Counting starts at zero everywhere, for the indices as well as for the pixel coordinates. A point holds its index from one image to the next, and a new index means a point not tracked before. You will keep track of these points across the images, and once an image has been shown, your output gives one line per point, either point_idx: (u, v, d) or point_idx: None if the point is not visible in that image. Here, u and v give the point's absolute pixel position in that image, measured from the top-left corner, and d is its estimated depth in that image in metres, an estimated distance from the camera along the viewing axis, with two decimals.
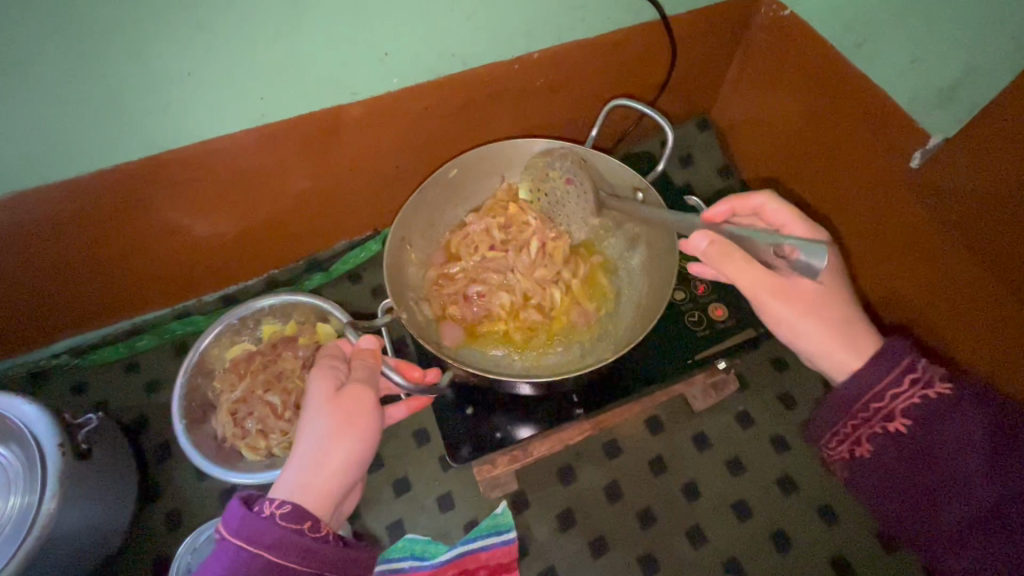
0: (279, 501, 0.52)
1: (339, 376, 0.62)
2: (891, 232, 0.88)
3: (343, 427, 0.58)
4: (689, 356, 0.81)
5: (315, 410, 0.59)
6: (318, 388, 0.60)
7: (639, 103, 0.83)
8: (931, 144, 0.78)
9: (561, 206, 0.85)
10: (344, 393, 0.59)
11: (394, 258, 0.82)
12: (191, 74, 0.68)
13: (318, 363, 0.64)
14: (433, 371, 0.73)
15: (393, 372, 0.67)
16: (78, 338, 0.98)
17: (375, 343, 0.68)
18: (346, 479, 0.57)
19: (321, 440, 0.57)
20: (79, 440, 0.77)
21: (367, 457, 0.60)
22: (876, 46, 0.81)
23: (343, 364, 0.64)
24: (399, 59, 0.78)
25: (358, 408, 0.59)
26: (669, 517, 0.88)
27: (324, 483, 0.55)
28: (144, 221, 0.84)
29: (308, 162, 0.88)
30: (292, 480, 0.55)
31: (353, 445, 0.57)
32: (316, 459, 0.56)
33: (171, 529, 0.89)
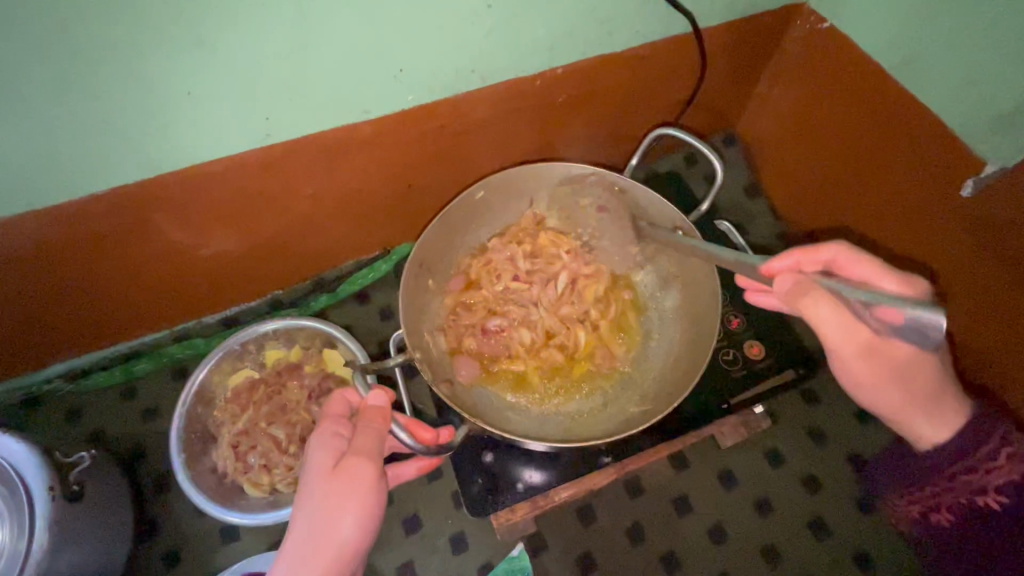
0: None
1: (340, 446, 0.57)
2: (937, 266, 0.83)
3: (342, 506, 0.53)
4: (724, 400, 0.79)
5: (313, 488, 0.54)
6: (317, 462, 0.56)
7: (687, 133, 0.83)
8: (986, 172, 0.73)
9: (596, 238, 0.84)
10: (342, 467, 0.54)
11: (411, 288, 0.77)
12: (191, 94, 0.63)
13: (321, 429, 0.60)
14: (446, 429, 0.68)
15: (402, 433, 0.61)
16: (72, 362, 0.93)
17: (385, 401, 0.61)
18: (348, 566, 0.53)
19: (320, 522, 0.52)
20: (70, 481, 0.72)
21: (372, 536, 0.54)
22: (928, 64, 0.75)
23: (347, 430, 0.60)
24: (415, 75, 0.72)
25: (358, 482, 0.54)
26: (695, 561, 0.83)
27: (322, 572, 0.50)
28: (140, 244, 0.79)
29: (316, 181, 0.82)
30: (290, 571, 0.51)
31: (354, 526, 0.52)
32: (314, 544, 0.51)
33: (168, 568, 0.85)
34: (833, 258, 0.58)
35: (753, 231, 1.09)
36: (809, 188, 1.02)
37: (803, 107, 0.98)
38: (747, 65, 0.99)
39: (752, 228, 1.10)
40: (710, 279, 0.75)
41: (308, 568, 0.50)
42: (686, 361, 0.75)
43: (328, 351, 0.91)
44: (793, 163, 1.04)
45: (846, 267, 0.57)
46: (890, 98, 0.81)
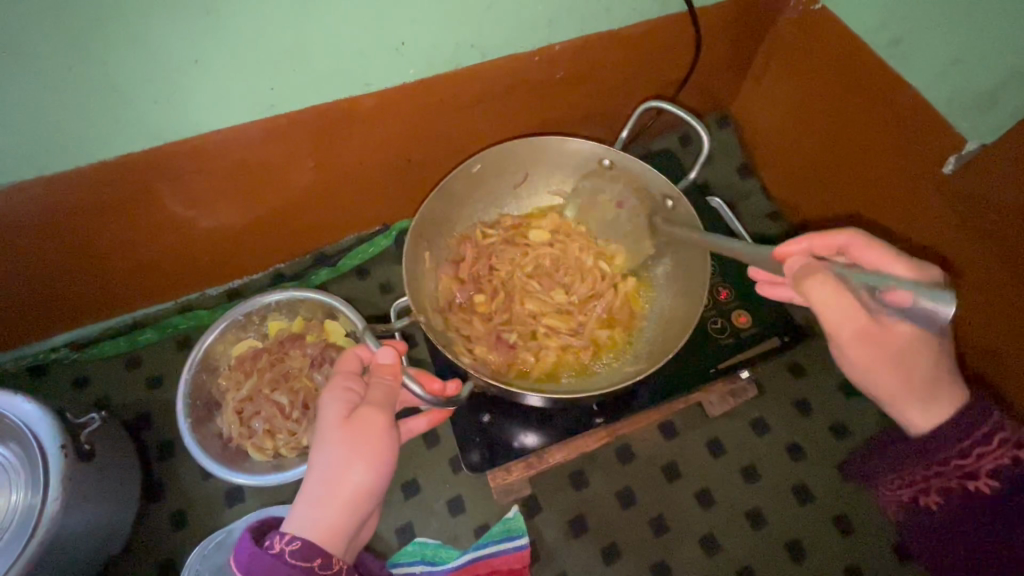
0: (289, 537, 0.53)
1: (352, 399, 0.60)
2: (922, 240, 0.86)
3: (355, 456, 0.56)
4: (713, 365, 0.82)
5: (326, 438, 0.57)
6: (330, 413, 0.59)
7: (671, 104, 0.85)
8: (967, 150, 0.75)
9: (600, 213, 0.88)
10: (355, 420, 0.57)
11: (411, 258, 0.78)
12: (198, 62, 0.64)
13: (333, 383, 0.62)
14: (453, 383, 0.71)
15: (414, 384, 0.64)
16: (78, 331, 0.95)
17: (394, 356, 0.63)
18: (357, 511, 0.57)
19: (333, 470, 0.56)
20: (81, 440, 0.74)
21: (383, 483, 0.58)
22: (913, 44, 0.78)
23: (358, 384, 0.62)
24: (416, 48, 0.74)
25: (371, 434, 0.57)
26: (683, 524, 0.87)
27: (336, 515, 0.55)
28: (146, 213, 0.81)
29: (318, 153, 0.84)
30: (304, 515, 0.55)
31: (365, 475, 0.56)
32: (327, 490, 0.55)
33: (176, 529, 0.88)
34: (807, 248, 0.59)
35: (745, 210, 1.12)
36: (797, 167, 1.05)
37: (794, 88, 1.00)
38: (741, 46, 1.01)
39: (743, 207, 1.13)
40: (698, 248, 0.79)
41: (324, 511, 0.55)
42: (679, 323, 0.78)
43: (329, 321, 0.94)
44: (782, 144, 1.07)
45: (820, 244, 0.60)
46: (877, 78, 0.84)
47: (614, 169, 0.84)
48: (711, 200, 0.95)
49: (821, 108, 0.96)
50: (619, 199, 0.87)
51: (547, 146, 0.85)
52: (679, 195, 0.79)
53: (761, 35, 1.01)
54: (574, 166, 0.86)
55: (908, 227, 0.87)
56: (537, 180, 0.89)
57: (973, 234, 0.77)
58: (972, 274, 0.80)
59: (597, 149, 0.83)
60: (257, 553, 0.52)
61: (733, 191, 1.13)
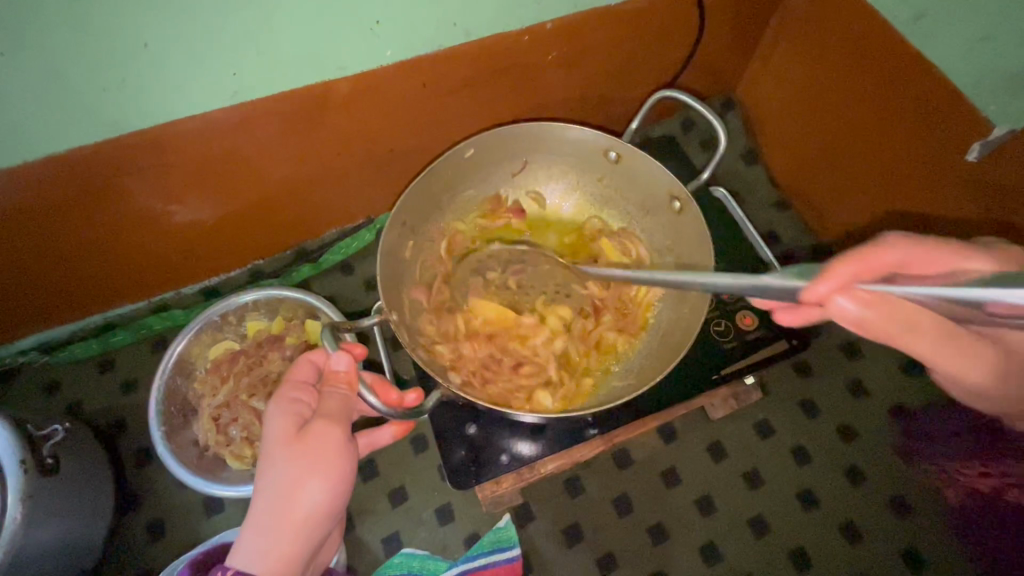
0: (235, 572, 0.49)
1: (301, 414, 0.56)
2: (931, 236, 0.82)
3: (306, 477, 0.52)
4: (715, 370, 0.78)
5: (273, 458, 0.53)
6: (277, 430, 0.55)
7: (685, 95, 0.79)
8: (993, 136, 0.70)
9: (603, 205, 0.83)
10: (307, 439, 0.53)
11: (390, 246, 0.74)
12: (148, 45, 0.58)
13: (279, 394, 0.58)
14: (413, 393, 0.66)
15: (370, 396, 0.59)
16: (46, 333, 0.90)
17: (350, 363, 0.58)
18: (313, 536, 0.53)
19: (283, 494, 0.52)
20: (43, 454, 0.70)
21: (339, 501, 0.55)
22: (940, 19, 0.71)
23: (308, 395, 0.58)
24: (393, 28, 0.68)
25: (324, 452, 0.53)
26: (683, 532, 0.83)
27: (287, 543, 0.52)
28: (106, 210, 0.75)
29: (291, 143, 0.78)
30: (253, 545, 0.51)
31: (318, 497, 0.53)
32: (278, 517, 0.51)
33: (152, 540, 0.84)
34: (864, 309, 0.41)
35: (750, 199, 1.06)
36: (806, 155, 0.99)
37: (806, 71, 0.94)
38: (748, 21, 0.94)
39: (748, 196, 1.07)
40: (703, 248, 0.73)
41: (274, 541, 0.51)
42: (681, 327, 0.73)
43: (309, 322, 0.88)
44: (791, 131, 1.01)
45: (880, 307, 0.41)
46: (897, 57, 0.77)
47: (620, 163, 0.79)
48: (715, 189, 0.89)
49: (834, 90, 0.89)
50: (621, 196, 0.82)
51: (549, 133, 0.79)
52: (687, 196, 0.74)
53: (770, 10, 0.94)
54: (575, 159, 0.81)
55: (916, 221, 0.83)
56: (535, 170, 0.83)
57: (993, 225, 0.73)
58: None
59: (603, 138, 0.78)
60: None
61: (738, 179, 1.08)
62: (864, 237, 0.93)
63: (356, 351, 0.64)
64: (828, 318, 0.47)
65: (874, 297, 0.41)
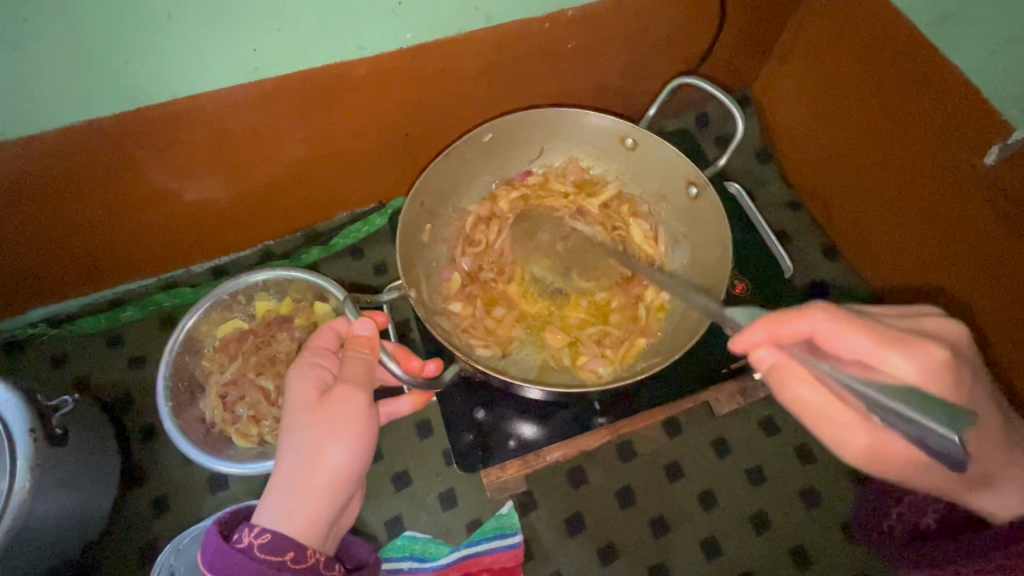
0: (258, 530, 0.50)
1: (321, 378, 0.57)
2: (920, 242, 0.86)
3: (328, 438, 0.53)
4: (724, 365, 0.78)
5: (298, 418, 0.54)
6: (301, 393, 0.55)
7: (705, 83, 0.77)
8: (1012, 139, 0.69)
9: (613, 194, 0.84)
10: (328, 402, 0.54)
11: (409, 226, 0.75)
12: (171, 17, 0.57)
13: (302, 359, 0.59)
14: (434, 363, 0.67)
15: (393, 363, 0.60)
16: (57, 306, 0.91)
17: (372, 329, 0.59)
18: (335, 500, 0.54)
19: (304, 454, 0.53)
20: (52, 425, 0.70)
21: (362, 465, 0.55)
22: (963, 21, 0.70)
23: (328, 361, 0.59)
24: (414, 10, 0.67)
25: (344, 414, 0.54)
26: (683, 526, 0.84)
27: (311, 504, 0.52)
28: (122, 182, 0.75)
29: (308, 122, 0.78)
30: (278, 505, 0.52)
31: (340, 457, 0.53)
32: (303, 477, 0.52)
33: (156, 516, 0.84)
34: (813, 328, 0.44)
35: (761, 197, 1.06)
36: (818, 152, 0.99)
37: (826, 70, 0.93)
38: (767, 18, 0.94)
39: (760, 194, 1.06)
40: (722, 234, 0.73)
41: (296, 501, 0.52)
42: (699, 313, 0.73)
43: (318, 304, 0.89)
44: (801, 129, 1.01)
45: (831, 341, 0.44)
46: (918, 58, 0.77)
47: (636, 150, 0.80)
48: (728, 184, 0.90)
49: (847, 87, 0.90)
50: (636, 184, 0.82)
51: (566, 119, 0.80)
52: (704, 181, 0.74)
53: (790, 7, 0.93)
54: (594, 145, 0.82)
55: (936, 224, 0.82)
56: (551, 158, 0.84)
57: (979, 235, 0.76)
58: (964, 282, 0.81)
59: (620, 123, 0.78)
60: (222, 547, 0.50)
61: (751, 177, 1.07)
62: (868, 237, 0.95)
63: (376, 320, 0.66)
64: (784, 360, 0.45)
65: (834, 317, 0.43)
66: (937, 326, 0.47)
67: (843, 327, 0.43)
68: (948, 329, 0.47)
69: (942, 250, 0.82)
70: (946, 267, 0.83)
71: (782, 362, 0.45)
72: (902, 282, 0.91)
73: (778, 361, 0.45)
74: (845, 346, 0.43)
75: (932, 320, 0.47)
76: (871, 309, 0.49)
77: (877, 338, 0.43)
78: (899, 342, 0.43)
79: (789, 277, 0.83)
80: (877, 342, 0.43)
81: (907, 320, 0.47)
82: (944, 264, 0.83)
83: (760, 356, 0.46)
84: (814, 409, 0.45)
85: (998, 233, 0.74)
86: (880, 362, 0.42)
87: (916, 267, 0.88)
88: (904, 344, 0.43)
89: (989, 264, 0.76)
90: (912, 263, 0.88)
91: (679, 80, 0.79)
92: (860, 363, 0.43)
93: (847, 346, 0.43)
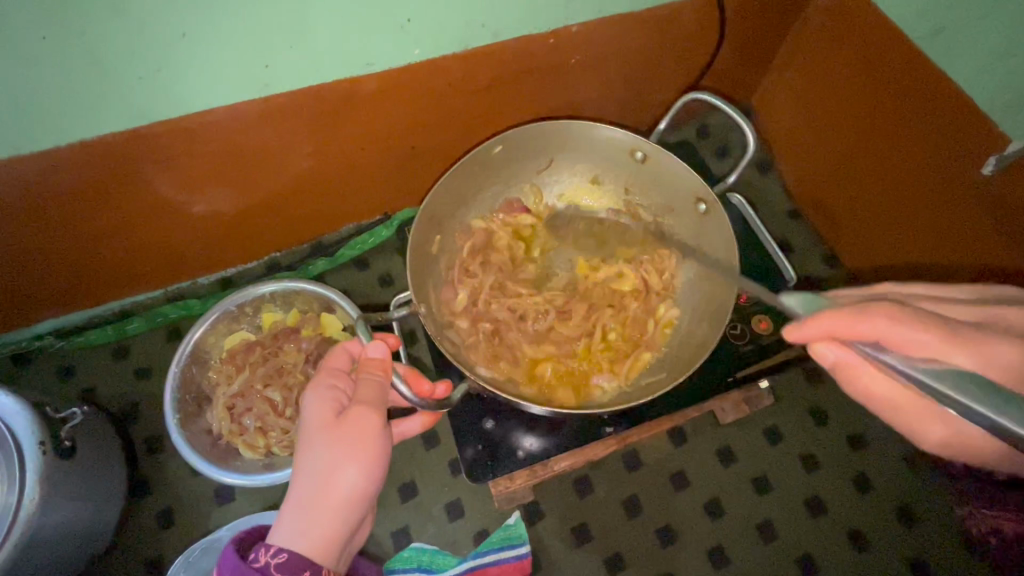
0: (275, 549, 0.50)
1: (338, 400, 0.57)
2: (926, 256, 0.86)
3: (344, 459, 0.53)
4: (730, 373, 0.78)
5: (314, 439, 0.54)
6: (317, 414, 0.56)
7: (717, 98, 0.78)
8: (1009, 151, 0.70)
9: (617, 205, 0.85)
10: (345, 423, 0.54)
11: (420, 237, 0.76)
12: (185, 35, 0.59)
13: (317, 381, 0.59)
14: (444, 384, 0.67)
15: (403, 385, 0.61)
16: (65, 318, 0.91)
17: (385, 351, 0.60)
18: (349, 520, 0.54)
19: (321, 475, 0.53)
20: (62, 437, 0.70)
21: (376, 486, 0.55)
22: (958, 36, 0.72)
23: (344, 383, 0.59)
24: (421, 27, 0.69)
25: (361, 436, 0.54)
26: (690, 535, 0.84)
27: (327, 523, 0.52)
28: (132, 196, 0.76)
29: (316, 136, 0.79)
30: (294, 524, 0.52)
31: (356, 478, 0.53)
32: (318, 497, 0.52)
33: (162, 528, 0.84)
34: (874, 333, 0.43)
35: (762, 207, 1.07)
36: (823, 166, 1.00)
37: (826, 86, 0.94)
38: (766, 33, 0.96)
39: (761, 204, 1.08)
40: (731, 252, 0.74)
41: (312, 520, 0.52)
42: (705, 326, 0.74)
43: (325, 315, 0.89)
44: (805, 144, 1.02)
45: (896, 344, 0.43)
46: (914, 72, 0.78)
47: (647, 163, 0.80)
48: (730, 196, 0.91)
49: (847, 103, 0.91)
50: (646, 195, 0.83)
51: (577, 133, 0.80)
52: (714, 199, 0.75)
53: (789, 21, 0.95)
54: (604, 157, 0.82)
55: (938, 236, 0.83)
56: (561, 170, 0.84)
57: (984, 247, 0.77)
58: (971, 295, 0.81)
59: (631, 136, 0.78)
60: (240, 565, 0.49)
61: (751, 188, 1.09)
62: (873, 251, 0.95)
63: (388, 340, 0.67)
64: (844, 360, 0.50)
65: (891, 319, 0.43)
66: (1012, 316, 0.46)
67: (894, 325, 0.43)
68: (1022, 318, 0.45)
69: (948, 263, 0.83)
70: (951, 280, 0.83)
71: (847, 362, 0.50)
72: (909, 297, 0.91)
73: (840, 357, 0.50)
74: (912, 344, 0.43)
75: (1014, 317, 0.46)
76: (946, 298, 0.49)
77: (940, 335, 0.42)
78: (954, 340, 0.42)
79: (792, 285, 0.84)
80: (931, 341, 0.42)
81: (981, 311, 0.46)
82: (949, 277, 0.83)
83: (821, 352, 0.51)
84: (888, 402, 0.50)
85: (1004, 245, 0.74)
86: (939, 360, 0.42)
87: (921, 281, 0.88)
88: (967, 341, 0.42)
89: (995, 275, 0.77)
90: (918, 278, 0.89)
91: (690, 95, 0.80)
92: (927, 359, 0.42)
93: (907, 341, 0.43)
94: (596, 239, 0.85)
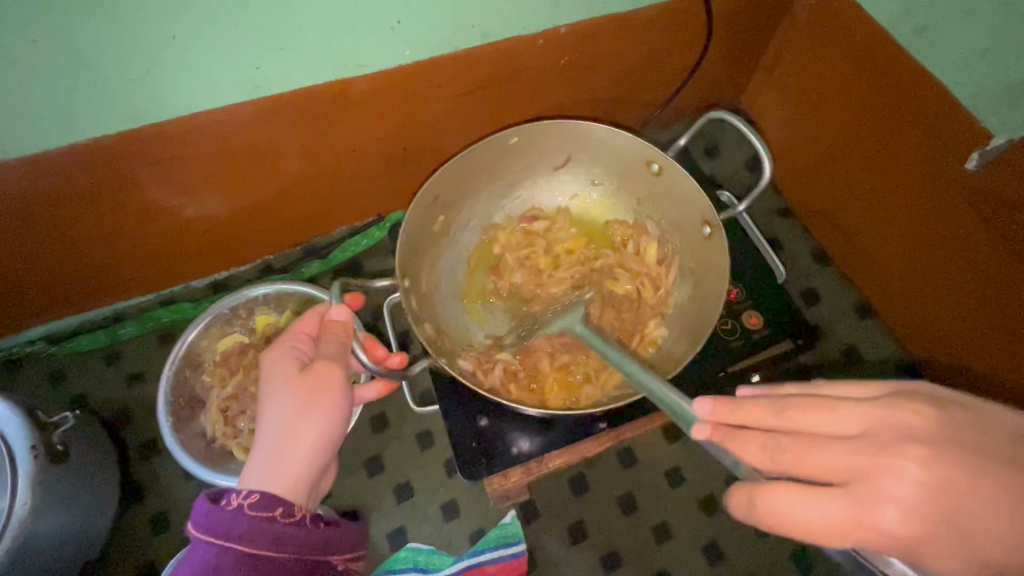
0: (247, 491, 0.53)
1: (299, 356, 0.61)
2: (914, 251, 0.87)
3: (308, 407, 0.57)
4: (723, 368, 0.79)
5: (278, 391, 0.58)
6: (280, 370, 0.59)
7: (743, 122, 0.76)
8: (993, 145, 0.72)
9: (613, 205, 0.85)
10: (308, 376, 0.58)
11: (417, 225, 0.76)
12: (176, 38, 0.59)
13: (278, 342, 0.62)
14: (399, 356, 0.70)
15: (363, 353, 0.63)
16: (56, 323, 0.91)
17: (348, 316, 0.64)
18: (315, 463, 0.58)
19: (287, 423, 0.57)
20: (54, 441, 0.70)
21: (338, 430, 0.60)
22: (939, 34, 0.73)
23: (306, 341, 0.63)
24: (411, 29, 0.69)
25: (324, 386, 0.59)
26: (686, 532, 0.84)
27: (295, 465, 0.56)
28: (125, 200, 0.76)
29: (309, 138, 0.79)
30: (262, 467, 0.55)
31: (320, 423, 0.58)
32: (286, 443, 0.56)
33: (156, 533, 0.84)
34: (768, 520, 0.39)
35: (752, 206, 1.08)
36: (813, 168, 1.01)
37: (812, 89, 0.96)
38: (752, 33, 0.97)
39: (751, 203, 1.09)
40: (721, 282, 0.73)
41: (281, 463, 0.55)
42: (684, 347, 0.74)
43: None
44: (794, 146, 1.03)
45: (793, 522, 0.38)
46: (896, 73, 0.80)
47: (662, 176, 0.78)
48: (722, 194, 0.91)
49: (832, 105, 0.93)
50: (657, 208, 0.82)
51: (594, 135, 0.79)
52: (717, 226, 0.73)
53: (776, 21, 0.96)
54: (618, 161, 0.81)
55: (924, 232, 0.84)
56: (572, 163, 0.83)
57: (968, 240, 0.78)
58: (960, 287, 0.82)
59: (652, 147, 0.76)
60: (213, 512, 0.51)
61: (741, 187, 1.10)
62: (864, 249, 0.96)
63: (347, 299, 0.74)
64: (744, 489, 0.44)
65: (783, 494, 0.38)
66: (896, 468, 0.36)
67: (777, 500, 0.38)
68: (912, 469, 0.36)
69: (937, 257, 0.84)
70: (940, 274, 0.84)
71: None
72: (901, 293, 0.92)
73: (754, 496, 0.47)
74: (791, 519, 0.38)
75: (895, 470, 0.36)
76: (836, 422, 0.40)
77: (806, 496, 0.37)
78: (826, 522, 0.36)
79: (783, 281, 0.86)
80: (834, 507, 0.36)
81: (851, 452, 0.38)
82: (938, 271, 0.84)
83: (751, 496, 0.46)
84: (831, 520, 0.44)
85: (987, 236, 0.75)
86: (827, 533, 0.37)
87: (911, 276, 0.89)
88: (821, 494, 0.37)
89: (981, 267, 0.78)
90: (909, 274, 0.90)
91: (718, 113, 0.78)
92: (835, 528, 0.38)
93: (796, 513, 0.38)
94: (585, 237, 0.86)
